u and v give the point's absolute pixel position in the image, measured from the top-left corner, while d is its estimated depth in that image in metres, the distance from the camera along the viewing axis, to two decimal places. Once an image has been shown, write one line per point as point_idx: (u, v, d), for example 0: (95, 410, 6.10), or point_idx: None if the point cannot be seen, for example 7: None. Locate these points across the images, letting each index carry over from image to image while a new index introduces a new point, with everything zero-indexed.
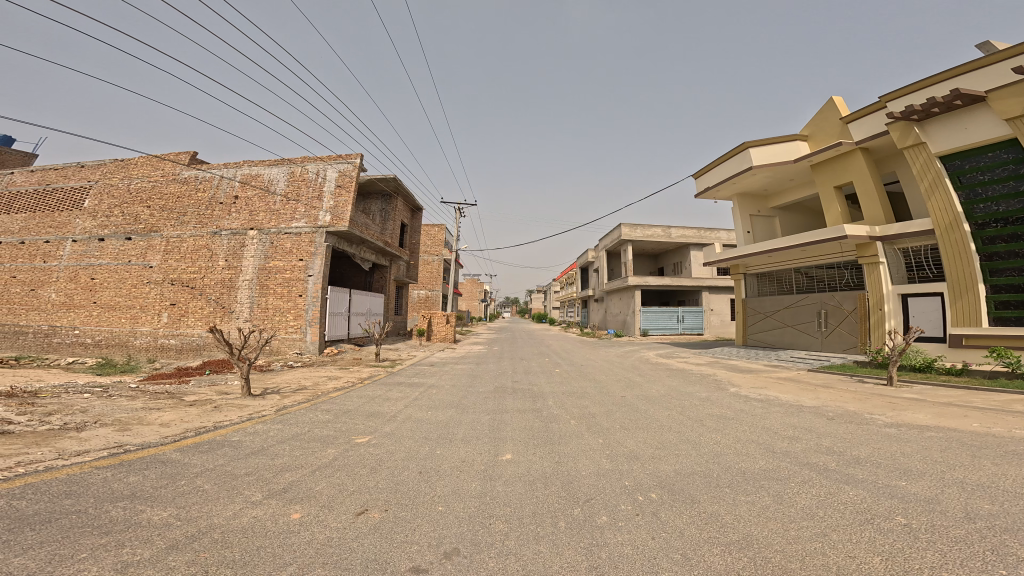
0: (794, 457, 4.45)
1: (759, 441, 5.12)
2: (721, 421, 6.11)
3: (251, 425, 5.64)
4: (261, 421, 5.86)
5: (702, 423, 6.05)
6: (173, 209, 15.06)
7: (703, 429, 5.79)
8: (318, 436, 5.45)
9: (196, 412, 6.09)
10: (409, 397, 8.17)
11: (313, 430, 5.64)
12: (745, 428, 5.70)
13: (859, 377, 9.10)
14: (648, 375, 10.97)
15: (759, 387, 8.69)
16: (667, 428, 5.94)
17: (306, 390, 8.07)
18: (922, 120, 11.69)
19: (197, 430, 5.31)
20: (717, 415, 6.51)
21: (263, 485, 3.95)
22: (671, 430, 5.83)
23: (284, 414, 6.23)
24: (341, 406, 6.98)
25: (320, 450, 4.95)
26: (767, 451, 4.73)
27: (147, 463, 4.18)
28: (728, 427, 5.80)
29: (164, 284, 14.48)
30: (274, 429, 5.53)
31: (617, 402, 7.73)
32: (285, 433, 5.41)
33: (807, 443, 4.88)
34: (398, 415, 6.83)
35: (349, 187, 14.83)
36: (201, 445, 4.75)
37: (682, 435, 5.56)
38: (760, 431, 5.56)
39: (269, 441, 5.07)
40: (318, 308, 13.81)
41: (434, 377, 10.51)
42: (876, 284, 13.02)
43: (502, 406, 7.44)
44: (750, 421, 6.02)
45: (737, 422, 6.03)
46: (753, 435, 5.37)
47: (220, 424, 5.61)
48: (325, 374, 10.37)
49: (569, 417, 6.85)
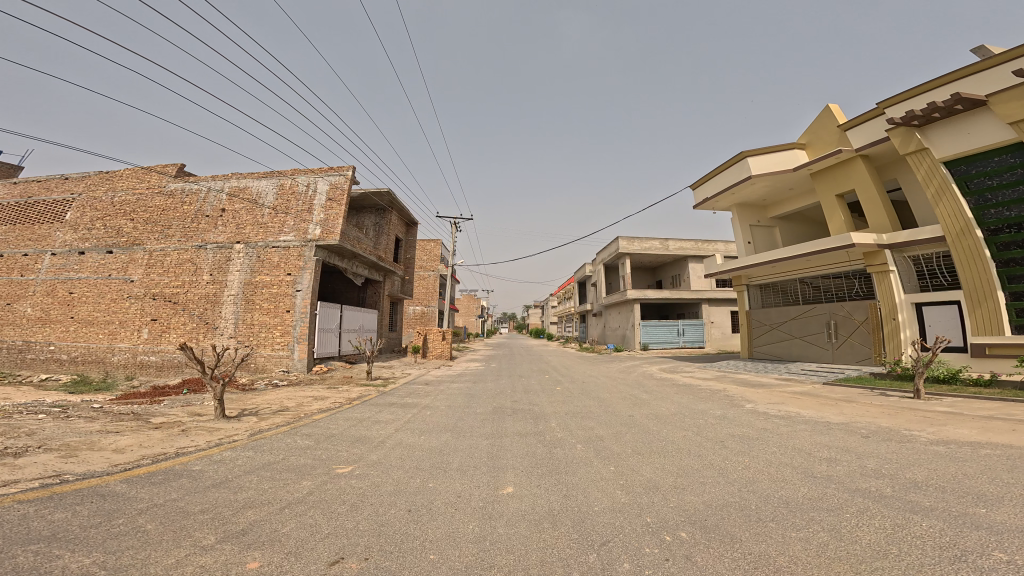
0: (842, 486, 3.87)
1: (794, 465, 4.54)
2: (746, 442, 5.52)
3: (217, 452, 4.98)
4: (231, 447, 5.20)
5: (724, 445, 5.48)
6: (157, 222, 14.56)
7: (726, 451, 5.22)
8: (294, 465, 4.80)
9: (158, 437, 5.44)
10: (401, 419, 7.53)
11: (288, 458, 4.99)
12: (774, 449, 5.14)
13: (881, 391, 8.54)
14: (655, 392, 10.37)
15: (776, 403, 8.12)
16: (686, 451, 5.36)
17: (288, 412, 7.41)
18: (923, 125, 11.47)
19: (155, 457, 4.65)
20: (738, 435, 5.93)
21: (219, 526, 3.31)
22: (692, 453, 5.25)
23: (258, 440, 5.59)
24: (324, 431, 6.34)
25: (294, 482, 4.31)
26: (807, 477, 4.16)
27: (82, 496, 3.55)
28: (754, 449, 5.22)
29: (146, 298, 13.85)
30: (243, 457, 4.88)
31: (626, 422, 7.14)
32: (256, 462, 4.77)
33: (850, 466, 4.32)
34: (387, 441, 6.20)
35: (340, 200, 14.43)
36: (153, 476, 4.10)
37: (705, 460, 4.98)
38: (792, 452, 4.99)
39: (236, 471, 4.43)
40: (307, 324, 13.17)
41: (429, 397, 9.89)
42: (888, 293, 12.56)
43: (501, 429, 6.82)
44: (777, 441, 5.45)
45: (762, 442, 5.47)
46: (785, 457, 4.80)
47: (183, 451, 4.95)
48: (311, 393, 9.69)
49: (575, 442, 6.25)
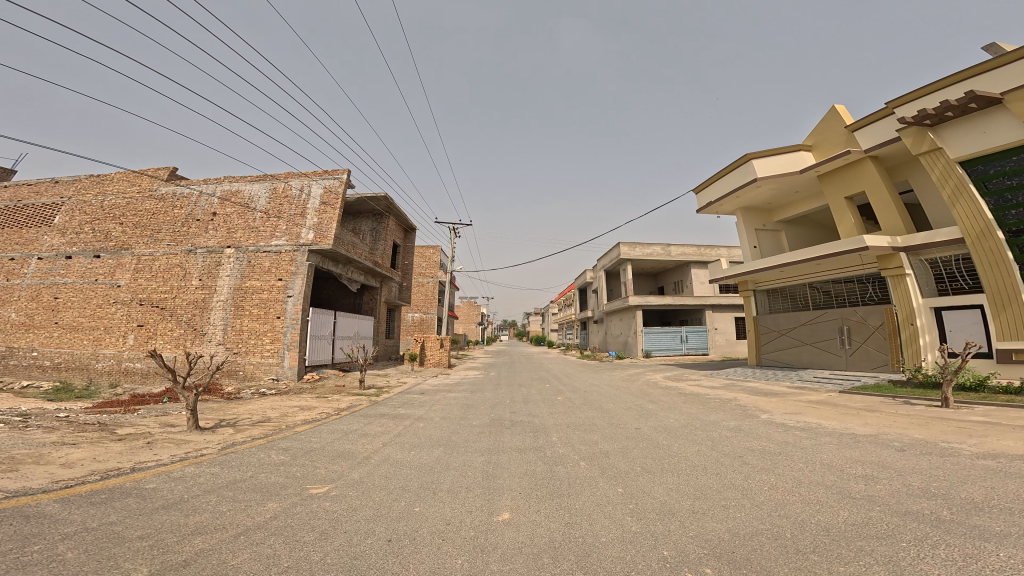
0: (890, 510, 3.36)
1: (827, 485, 4.03)
2: (767, 458, 5.01)
3: (178, 468, 4.47)
4: (195, 462, 4.70)
5: (744, 461, 4.96)
6: (146, 226, 14.18)
7: (746, 468, 4.70)
8: (263, 484, 4.28)
9: (118, 450, 4.95)
10: (391, 432, 7.01)
11: (258, 476, 4.48)
12: (800, 466, 4.62)
13: (905, 400, 7.99)
14: (661, 402, 9.83)
15: (792, 413, 7.59)
16: (702, 469, 4.84)
17: (268, 424, 6.89)
18: (936, 124, 11.07)
19: (105, 473, 4.15)
20: (758, 449, 5.42)
21: (157, 556, 2.80)
22: (710, 472, 4.73)
23: (228, 455, 5.08)
24: (305, 444, 5.83)
25: (258, 505, 3.79)
26: (846, 500, 3.64)
27: (3, 518, 3.04)
28: (778, 466, 4.71)
29: (132, 304, 13.40)
30: (207, 473, 4.38)
31: (633, 436, 6.62)
32: (220, 480, 4.26)
33: (891, 486, 3.81)
34: (373, 456, 5.69)
35: (335, 204, 14.02)
36: (94, 495, 3.58)
37: (724, 479, 4.46)
38: (821, 469, 4.47)
39: (193, 490, 3.92)
40: (298, 331, 12.69)
41: (423, 407, 9.37)
42: (904, 297, 12.06)
43: (498, 444, 6.30)
44: (802, 456, 4.93)
45: (785, 458, 4.95)
46: (815, 475, 4.29)
47: (139, 466, 4.44)
48: (297, 403, 9.16)
49: (578, 459, 5.73)
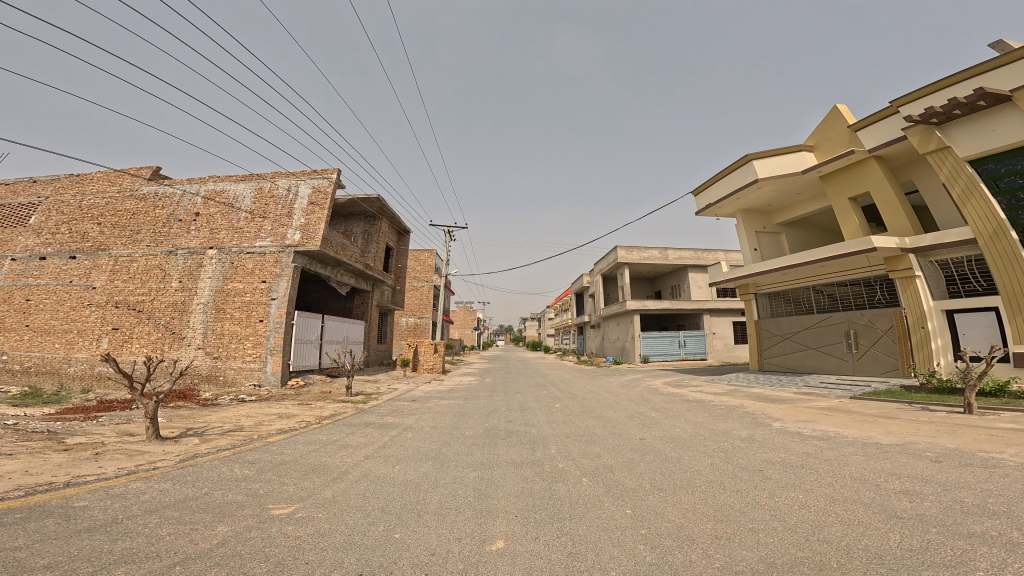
0: (949, 532, 2.91)
1: (864, 503, 3.57)
2: (789, 472, 4.54)
3: (120, 484, 4.03)
4: (143, 477, 4.25)
5: (764, 476, 4.49)
6: (125, 226, 13.60)
7: (768, 484, 4.24)
8: (218, 504, 3.78)
9: (56, 462, 4.53)
10: (376, 443, 6.46)
11: (213, 494, 3.98)
12: (828, 481, 4.17)
13: (923, 406, 7.57)
14: (664, 410, 9.38)
15: (805, 421, 7.16)
16: (719, 485, 4.36)
17: (239, 433, 6.38)
18: (943, 123, 10.87)
19: (33, 488, 3.78)
20: (777, 461, 4.98)
21: None
22: (727, 488, 4.25)
23: (184, 468, 4.60)
24: (276, 457, 5.29)
25: (205, 529, 3.32)
26: (889, 520, 3.18)
27: None
28: (801, 480, 4.25)
29: (107, 307, 12.79)
30: (153, 490, 3.93)
31: (637, 448, 6.14)
32: (167, 498, 3.82)
33: (943, 503, 3.36)
34: (352, 471, 5.16)
35: (323, 205, 13.50)
36: (6, 515, 3.25)
37: (744, 497, 3.98)
38: (855, 485, 4.01)
39: (131, 510, 3.51)
40: (281, 335, 12.10)
41: (413, 416, 8.85)
42: (914, 300, 11.68)
43: (492, 458, 5.77)
44: (829, 470, 4.46)
45: (811, 472, 4.48)
46: (849, 492, 3.84)
47: (75, 481, 4.03)
48: (276, 411, 8.59)
49: (580, 474, 5.23)
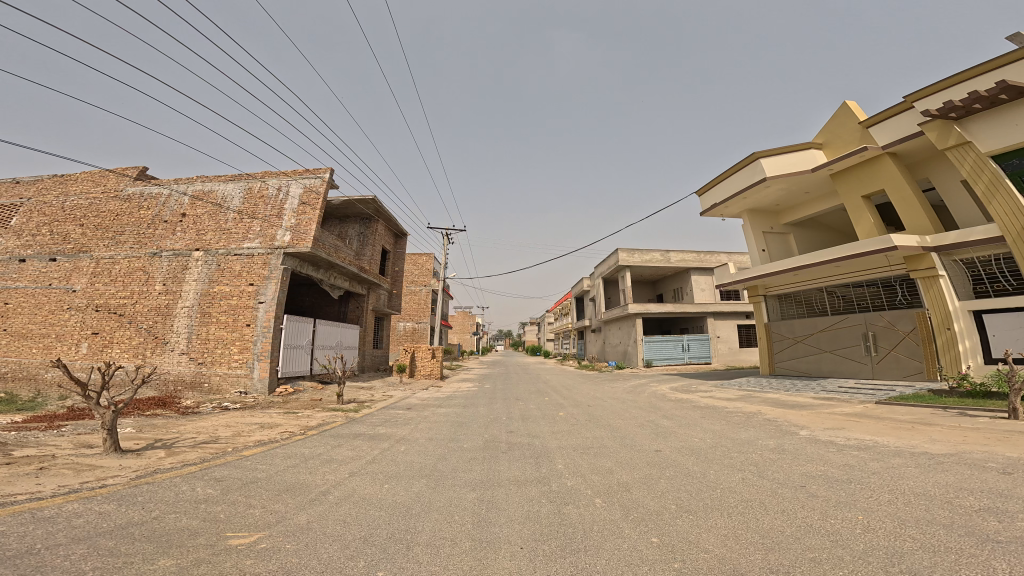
0: None
1: (946, 529, 2.99)
2: (838, 490, 3.98)
3: (54, 505, 3.41)
4: (84, 497, 3.63)
5: (810, 494, 3.92)
6: (109, 228, 13.02)
7: (817, 505, 3.67)
8: (170, 531, 3.18)
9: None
10: (365, 457, 5.85)
11: (165, 519, 3.37)
12: (886, 499, 3.63)
13: (962, 412, 7.00)
14: (676, 417, 8.80)
15: (834, 429, 6.60)
16: (760, 506, 3.78)
17: (214, 447, 5.78)
18: (962, 118, 10.60)
19: None
20: (819, 476, 4.41)
21: None
22: (771, 510, 3.68)
23: (136, 486, 3.99)
24: (249, 474, 4.69)
25: (146, 563, 2.71)
26: (983, 552, 2.62)
27: None
28: (857, 501, 3.66)
29: (88, 311, 12.18)
30: (93, 513, 3.32)
31: (654, 461, 5.56)
32: (110, 522, 3.21)
33: None
34: (339, 491, 4.57)
35: (315, 205, 12.98)
36: None
37: (796, 522, 3.41)
38: (923, 504, 3.45)
39: (59, 537, 2.90)
40: (269, 340, 11.49)
41: (408, 426, 8.26)
42: (938, 300, 11.13)
43: (495, 474, 5.18)
44: (884, 486, 3.92)
45: (864, 489, 3.93)
46: (920, 513, 3.28)
47: (1, 502, 3.40)
48: (260, 420, 7.96)
49: (593, 493, 4.65)
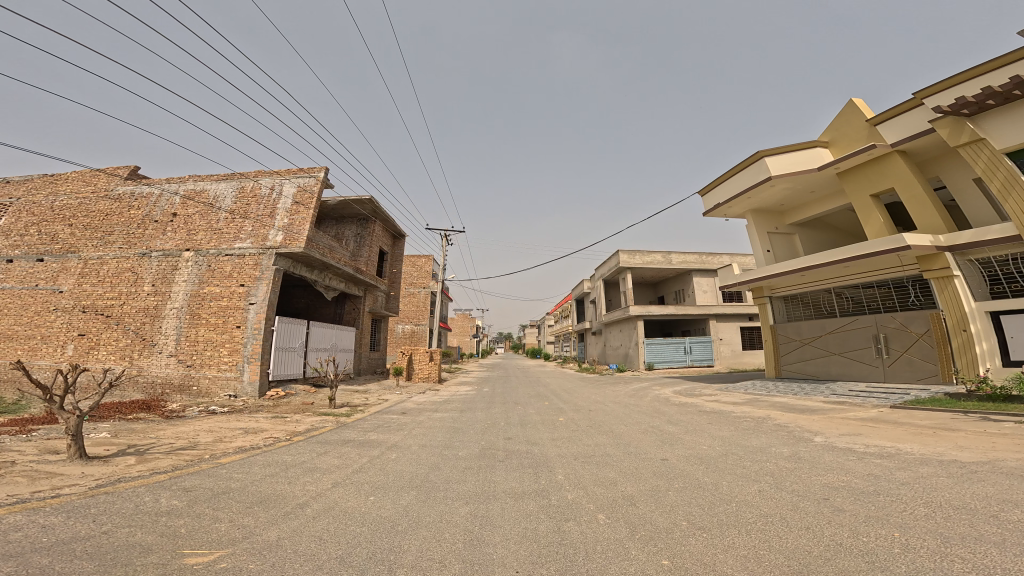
0: None
1: (999, 552, 2.61)
2: (864, 502, 3.61)
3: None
4: (30, 508, 3.42)
5: (835, 508, 3.54)
6: (98, 227, 12.70)
7: (844, 520, 3.31)
8: (116, 547, 2.96)
9: None
10: (350, 466, 5.47)
11: (116, 533, 3.18)
12: (923, 513, 3.26)
13: (985, 417, 6.62)
14: (680, 422, 8.44)
15: (850, 435, 6.22)
16: (781, 522, 3.41)
17: (191, 455, 5.46)
18: (976, 114, 10.31)
19: None
20: (839, 487, 4.06)
21: None
22: (794, 526, 3.31)
23: (91, 497, 3.79)
24: (222, 483, 4.49)
25: None
26: None
27: None
28: (886, 515, 3.31)
29: (74, 312, 11.85)
30: (35, 526, 3.12)
31: (659, 471, 5.20)
32: (52, 538, 3.01)
33: None
34: (319, 504, 4.20)
35: (309, 204, 12.66)
36: None
37: (824, 540, 3.05)
38: (966, 519, 3.08)
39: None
40: (260, 342, 11.14)
41: (400, 431, 7.90)
42: (953, 301, 10.78)
43: (489, 486, 4.81)
44: (918, 498, 3.55)
45: (891, 502, 3.57)
46: (965, 530, 2.91)
47: None
48: (245, 425, 7.61)
49: (595, 508, 4.28)
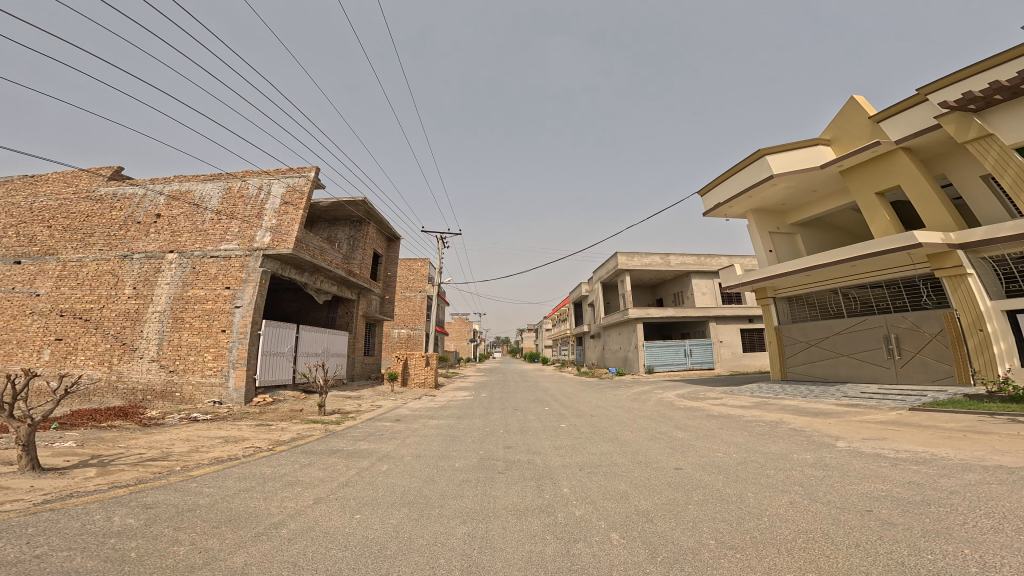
0: None
1: None
2: (914, 514, 3.22)
3: None
4: None
5: (882, 521, 3.14)
6: (78, 229, 12.18)
7: (901, 535, 2.91)
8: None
9: None
10: (336, 480, 4.99)
11: (49, 557, 2.86)
12: (990, 526, 2.88)
13: (1014, 419, 6.25)
14: (688, 427, 8.05)
15: (874, 439, 5.83)
16: (825, 539, 3.00)
17: (160, 467, 5.02)
18: (983, 109, 10.08)
19: None
20: (873, 497, 3.68)
21: None
22: (842, 543, 2.90)
23: (31, 516, 3.41)
24: (189, 499, 4.05)
25: None
26: None
27: None
28: (943, 530, 2.92)
29: (51, 315, 11.30)
30: None
31: (674, 482, 4.78)
32: None
33: None
34: (301, 524, 3.73)
35: (298, 204, 12.23)
36: None
37: (881, 560, 2.65)
38: None
39: None
40: (246, 347, 10.64)
41: (395, 440, 7.45)
42: (967, 300, 10.47)
43: (489, 502, 4.37)
44: (980, 509, 3.17)
45: (942, 513, 3.19)
46: None
47: None
48: (226, 433, 7.13)
49: (605, 526, 3.85)
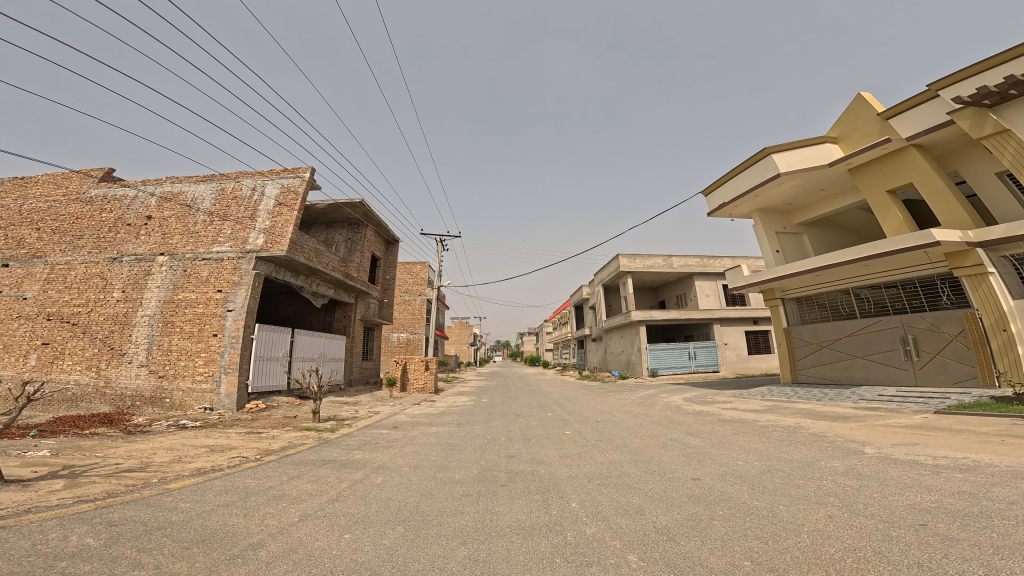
0: None
1: None
2: (979, 529, 2.81)
3: None
4: None
5: (943, 537, 2.74)
6: (67, 232, 11.84)
7: (970, 555, 2.51)
8: None
9: None
10: (325, 494, 4.58)
11: None
12: None
13: None
14: (700, 433, 7.65)
15: (904, 445, 5.43)
16: (880, 559, 2.61)
17: (135, 479, 4.61)
18: (999, 103, 9.75)
19: None
20: (924, 509, 3.27)
21: None
22: (902, 564, 2.50)
23: None
24: (160, 516, 3.65)
25: None
26: None
27: None
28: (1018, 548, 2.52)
29: (38, 319, 10.93)
30: None
31: (692, 494, 4.37)
32: None
33: None
34: (281, 545, 3.32)
35: (293, 205, 11.89)
36: None
37: None
38: None
39: None
40: (238, 351, 10.27)
41: (390, 448, 7.04)
42: (989, 300, 10.15)
43: (492, 518, 3.98)
44: None
45: (1012, 528, 2.78)
46: None
47: None
48: (213, 441, 6.73)
49: (622, 545, 3.44)
